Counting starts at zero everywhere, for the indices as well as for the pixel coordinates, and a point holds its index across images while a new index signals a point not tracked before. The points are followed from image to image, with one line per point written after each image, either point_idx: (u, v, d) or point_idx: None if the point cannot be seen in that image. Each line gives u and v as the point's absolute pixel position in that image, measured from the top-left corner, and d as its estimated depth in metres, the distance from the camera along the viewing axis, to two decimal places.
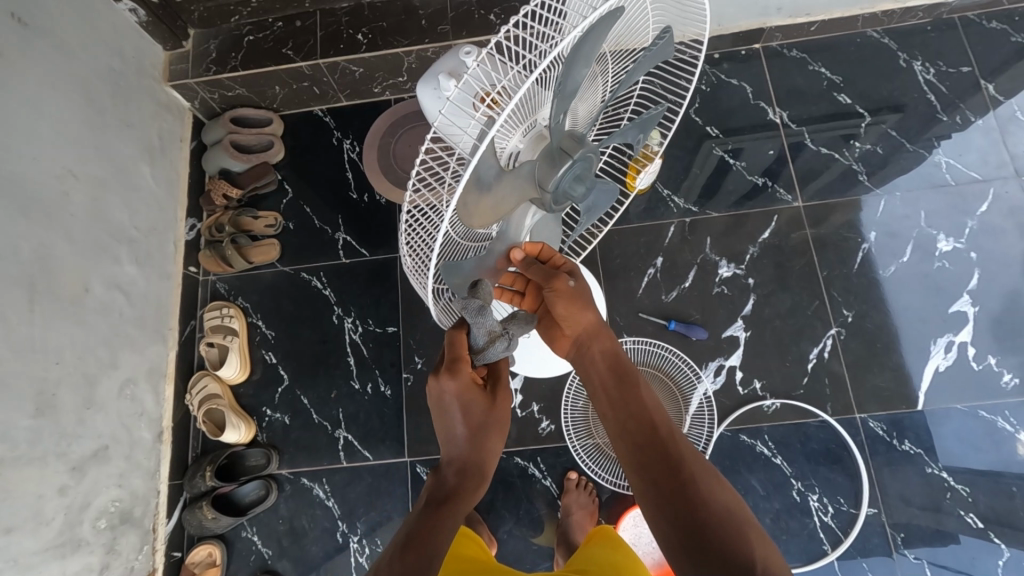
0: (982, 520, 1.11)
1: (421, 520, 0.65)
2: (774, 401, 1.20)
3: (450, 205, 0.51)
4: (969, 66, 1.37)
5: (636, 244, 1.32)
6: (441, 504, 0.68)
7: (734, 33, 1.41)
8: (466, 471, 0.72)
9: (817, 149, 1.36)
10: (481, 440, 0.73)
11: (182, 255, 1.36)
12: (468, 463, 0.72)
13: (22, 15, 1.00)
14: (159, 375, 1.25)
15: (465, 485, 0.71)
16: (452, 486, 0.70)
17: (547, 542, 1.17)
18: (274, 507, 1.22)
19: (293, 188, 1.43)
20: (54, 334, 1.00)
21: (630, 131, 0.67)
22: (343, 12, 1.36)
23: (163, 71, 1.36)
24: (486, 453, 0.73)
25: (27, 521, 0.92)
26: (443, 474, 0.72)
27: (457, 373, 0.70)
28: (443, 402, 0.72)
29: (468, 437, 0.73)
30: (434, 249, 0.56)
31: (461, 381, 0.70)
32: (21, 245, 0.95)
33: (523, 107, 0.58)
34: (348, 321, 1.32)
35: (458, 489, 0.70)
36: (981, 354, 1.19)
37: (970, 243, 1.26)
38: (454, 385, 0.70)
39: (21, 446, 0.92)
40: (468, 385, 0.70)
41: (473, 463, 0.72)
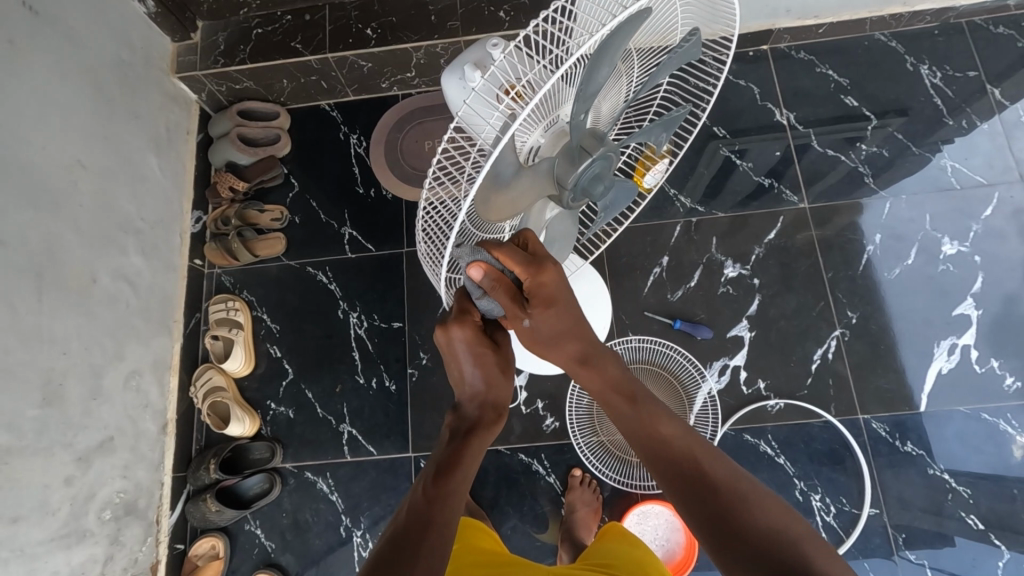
0: (983, 522, 1.12)
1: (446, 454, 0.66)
2: (778, 402, 1.21)
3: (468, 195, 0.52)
4: (976, 71, 1.38)
5: (642, 242, 1.32)
6: (462, 435, 0.68)
7: (743, 34, 1.41)
8: (487, 405, 0.71)
9: (823, 151, 1.36)
10: (495, 379, 0.71)
11: (188, 248, 1.35)
12: (487, 397, 0.71)
13: (33, 3, 0.99)
14: (163, 367, 1.25)
15: (486, 416, 0.70)
16: (472, 418, 0.70)
17: (551, 539, 1.17)
18: (277, 501, 1.22)
19: (299, 182, 1.43)
20: (61, 324, 1.00)
21: (652, 130, 0.68)
22: (352, 6, 1.36)
23: (171, 62, 1.36)
24: (501, 389, 0.71)
25: (33, 511, 0.92)
26: (464, 411, 0.71)
27: (465, 322, 0.68)
28: (453, 348, 0.70)
29: (484, 377, 0.70)
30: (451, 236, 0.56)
31: (470, 328, 0.68)
32: (29, 234, 0.95)
33: (547, 104, 0.57)
34: (354, 316, 1.32)
35: (476, 422, 0.70)
36: (984, 357, 1.20)
37: (975, 247, 1.27)
38: (462, 334, 0.68)
39: (28, 436, 0.92)
40: (476, 332, 0.69)
41: (490, 400, 0.71)
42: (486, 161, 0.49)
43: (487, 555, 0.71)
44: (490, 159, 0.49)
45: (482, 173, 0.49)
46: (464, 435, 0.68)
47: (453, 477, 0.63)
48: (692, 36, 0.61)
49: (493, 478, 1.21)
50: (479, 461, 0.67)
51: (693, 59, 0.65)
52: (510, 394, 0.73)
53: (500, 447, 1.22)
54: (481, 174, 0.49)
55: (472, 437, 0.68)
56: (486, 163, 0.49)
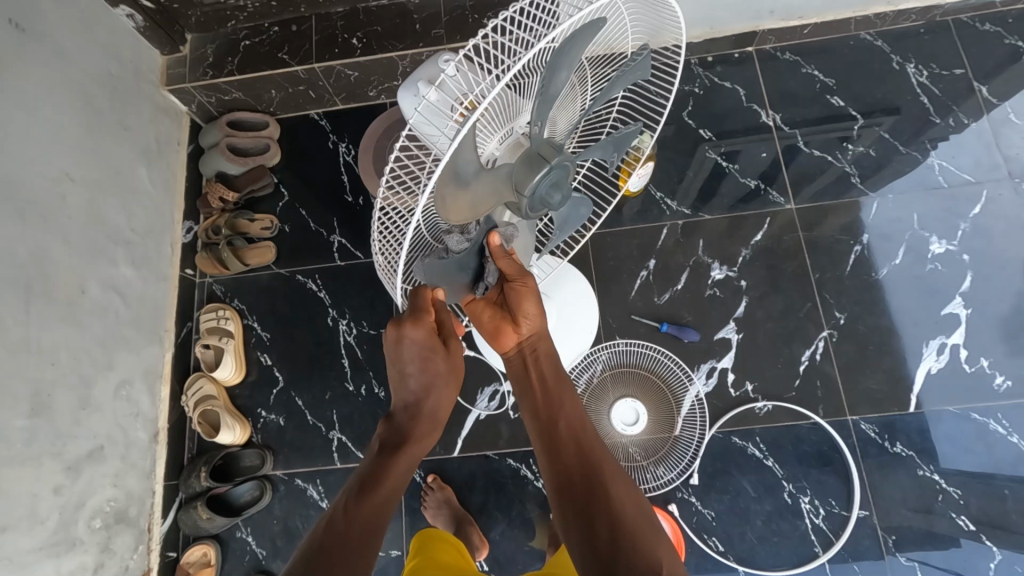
0: (974, 523, 1.11)
1: (372, 466, 0.68)
2: (766, 404, 1.20)
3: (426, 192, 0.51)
4: (963, 69, 1.38)
5: (629, 246, 1.33)
6: (395, 447, 0.70)
7: (728, 36, 1.42)
8: (421, 417, 0.73)
9: (811, 152, 1.36)
10: (432, 391, 0.73)
11: (180, 257, 1.37)
12: (420, 409, 0.73)
13: (20, 21, 1.01)
14: (155, 376, 1.26)
15: (419, 430, 0.72)
16: (403, 432, 0.72)
17: (539, 543, 1.18)
18: (268, 508, 1.23)
19: (289, 191, 1.44)
20: (50, 336, 1.01)
21: (605, 146, 0.68)
22: (339, 16, 1.37)
23: (161, 75, 1.38)
24: (439, 403, 0.74)
25: (22, 520, 0.93)
26: (396, 422, 0.73)
27: (420, 321, 0.68)
28: (401, 348, 0.70)
29: (422, 387, 0.72)
30: (409, 241, 0.56)
31: (424, 332, 0.68)
32: (17, 247, 0.97)
33: (502, 111, 0.59)
34: (343, 323, 1.33)
35: (409, 436, 0.72)
36: (973, 356, 1.19)
37: (963, 246, 1.26)
38: (417, 334, 0.68)
39: (16, 446, 0.93)
40: (431, 333, 0.69)
41: (422, 415, 0.73)
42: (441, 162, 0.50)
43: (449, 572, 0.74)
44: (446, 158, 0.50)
45: (437, 171, 0.50)
46: (394, 449, 0.70)
47: (377, 489, 0.65)
48: (643, 52, 0.62)
49: (481, 483, 1.21)
50: (407, 475, 0.70)
51: (645, 76, 0.66)
52: (449, 407, 0.75)
53: (489, 452, 1.23)
54: (437, 172, 0.50)
55: (399, 453, 0.70)
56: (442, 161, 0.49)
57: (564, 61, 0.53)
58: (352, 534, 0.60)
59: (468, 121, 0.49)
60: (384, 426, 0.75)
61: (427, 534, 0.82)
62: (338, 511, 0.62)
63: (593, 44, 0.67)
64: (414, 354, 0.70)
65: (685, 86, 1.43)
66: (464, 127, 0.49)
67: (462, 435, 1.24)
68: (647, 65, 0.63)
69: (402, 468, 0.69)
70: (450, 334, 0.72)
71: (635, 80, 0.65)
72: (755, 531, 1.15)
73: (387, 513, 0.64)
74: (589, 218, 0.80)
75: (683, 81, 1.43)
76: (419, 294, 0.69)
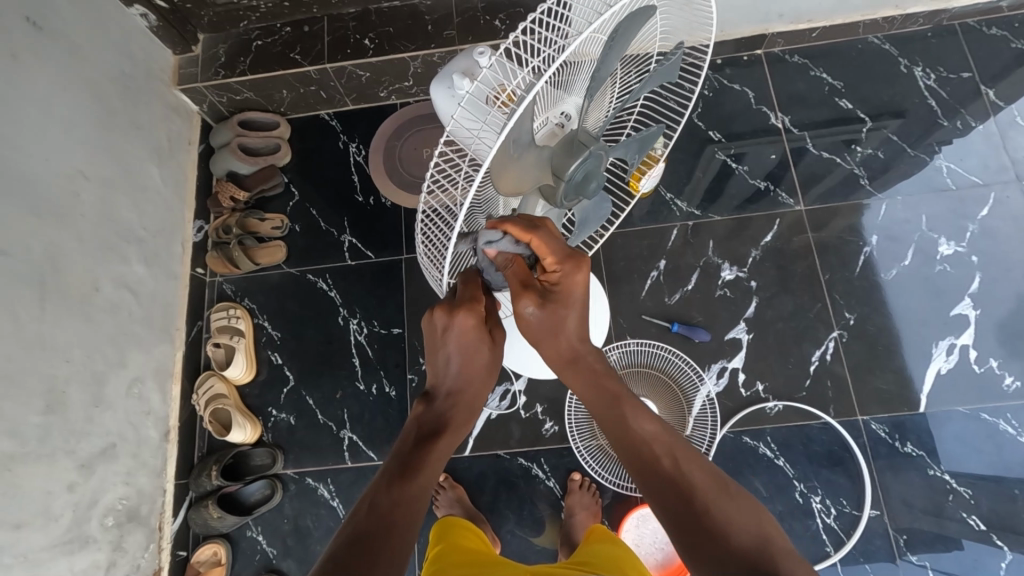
0: (984, 523, 1.12)
1: (413, 449, 0.69)
2: (777, 404, 1.21)
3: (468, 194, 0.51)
4: (969, 72, 1.39)
5: (638, 246, 1.33)
6: (436, 429, 0.71)
7: (737, 39, 1.43)
8: (459, 403, 0.74)
9: (819, 154, 1.37)
10: (471, 381, 0.74)
11: (190, 256, 1.37)
12: (461, 394, 0.74)
13: (36, 18, 1.02)
14: (166, 375, 1.26)
15: (456, 416, 0.73)
16: (442, 417, 0.73)
17: (549, 542, 1.18)
18: (279, 506, 1.23)
19: (299, 191, 1.44)
20: (64, 333, 1.01)
21: (629, 146, 0.69)
22: (351, 17, 1.38)
23: (172, 74, 1.38)
24: (476, 391, 0.75)
25: (36, 517, 0.93)
26: (433, 406, 0.74)
27: (474, 308, 0.69)
28: (447, 337, 0.71)
29: (460, 371, 0.73)
30: (453, 240, 0.56)
31: (475, 318, 0.69)
32: (33, 243, 0.97)
33: (538, 103, 0.60)
34: (354, 322, 1.34)
35: (448, 421, 0.72)
36: (983, 357, 1.20)
37: (972, 247, 1.27)
38: (469, 319, 0.69)
39: (31, 443, 0.93)
40: (481, 320, 0.70)
41: (462, 401, 0.74)
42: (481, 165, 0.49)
43: (473, 554, 0.74)
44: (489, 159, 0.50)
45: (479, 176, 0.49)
46: (431, 436, 0.70)
47: (419, 473, 0.65)
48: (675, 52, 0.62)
49: (492, 482, 1.21)
50: (444, 459, 0.70)
51: (672, 78, 0.67)
52: (485, 398, 0.76)
53: (500, 451, 1.23)
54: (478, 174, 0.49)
55: (438, 440, 0.70)
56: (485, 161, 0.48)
57: (604, 56, 0.54)
58: (399, 517, 0.60)
59: (510, 120, 0.48)
60: (419, 407, 0.75)
61: (448, 521, 0.82)
62: (380, 492, 0.63)
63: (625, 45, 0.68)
64: (455, 342, 0.71)
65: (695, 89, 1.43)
66: (505, 127, 0.48)
67: (473, 434, 1.24)
68: (677, 66, 0.64)
69: (441, 452, 0.69)
70: (493, 322, 0.74)
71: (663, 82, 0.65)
72: None
73: (426, 495, 0.64)
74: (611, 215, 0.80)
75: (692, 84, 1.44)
76: (470, 280, 0.70)
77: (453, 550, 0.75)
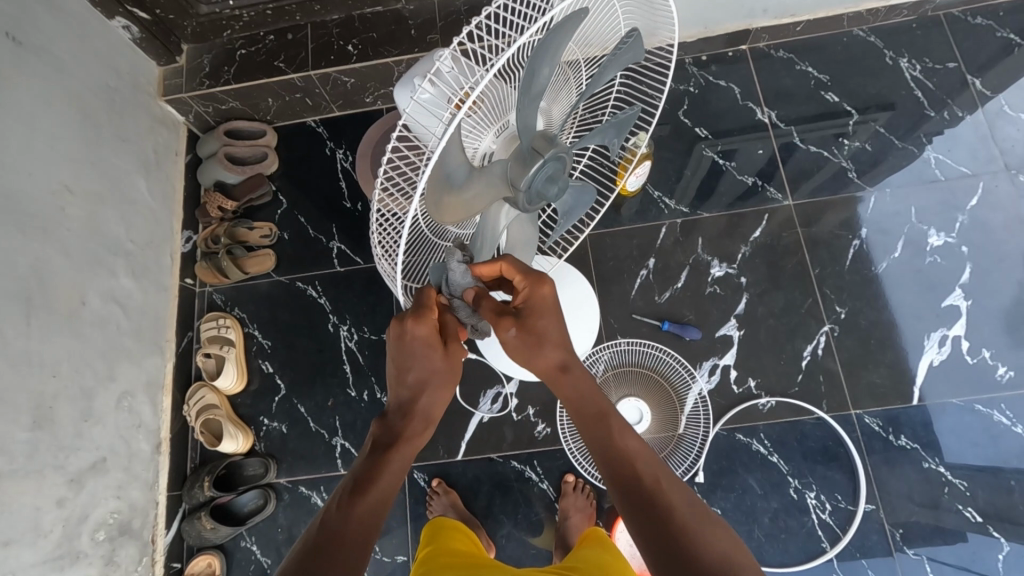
0: (981, 515, 1.11)
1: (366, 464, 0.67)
2: (769, 400, 1.20)
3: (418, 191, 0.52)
4: (956, 62, 1.38)
5: (628, 246, 1.33)
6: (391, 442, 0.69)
7: (722, 35, 1.43)
8: (415, 415, 0.71)
9: (807, 148, 1.37)
10: (426, 390, 0.71)
11: (179, 267, 1.37)
12: (414, 406, 0.71)
13: (17, 34, 1.02)
14: (156, 387, 1.26)
15: (412, 428, 0.71)
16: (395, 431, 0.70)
17: (545, 544, 1.17)
18: (272, 516, 1.22)
19: (287, 199, 1.44)
20: (51, 348, 1.01)
21: (604, 133, 0.69)
22: (334, 24, 1.38)
23: (157, 86, 1.38)
24: (434, 402, 0.72)
25: (25, 533, 0.93)
26: (388, 420, 0.72)
27: (424, 319, 0.68)
28: (403, 345, 0.69)
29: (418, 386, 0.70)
30: (404, 243, 0.57)
31: (428, 329, 0.68)
32: (17, 259, 0.97)
33: (496, 105, 0.60)
34: (344, 329, 1.33)
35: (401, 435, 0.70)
36: (975, 348, 1.19)
37: (962, 238, 1.26)
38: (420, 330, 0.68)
39: (19, 459, 0.93)
40: (432, 330, 0.68)
41: (418, 415, 0.71)
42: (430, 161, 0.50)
43: (460, 556, 0.74)
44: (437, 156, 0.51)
45: (428, 169, 0.51)
46: (386, 449, 0.69)
47: (368, 490, 0.64)
48: (631, 35, 0.62)
49: (486, 486, 1.21)
50: (403, 472, 0.69)
51: (637, 60, 0.68)
52: (444, 407, 0.73)
53: (493, 455, 1.22)
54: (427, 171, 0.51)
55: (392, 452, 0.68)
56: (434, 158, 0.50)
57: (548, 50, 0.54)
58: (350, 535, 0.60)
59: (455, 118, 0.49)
60: (377, 420, 0.73)
61: (442, 522, 0.83)
62: (332, 512, 0.63)
63: (585, 35, 0.68)
64: (412, 352, 0.69)
65: (681, 86, 1.43)
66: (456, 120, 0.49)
67: (465, 439, 1.23)
68: (639, 47, 0.65)
69: (396, 467, 0.68)
70: (451, 334, 0.70)
71: (629, 63, 0.66)
72: (762, 529, 1.14)
73: (381, 513, 0.64)
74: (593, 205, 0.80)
75: (677, 81, 1.44)
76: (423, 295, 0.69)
77: (444, 548, 0.76)
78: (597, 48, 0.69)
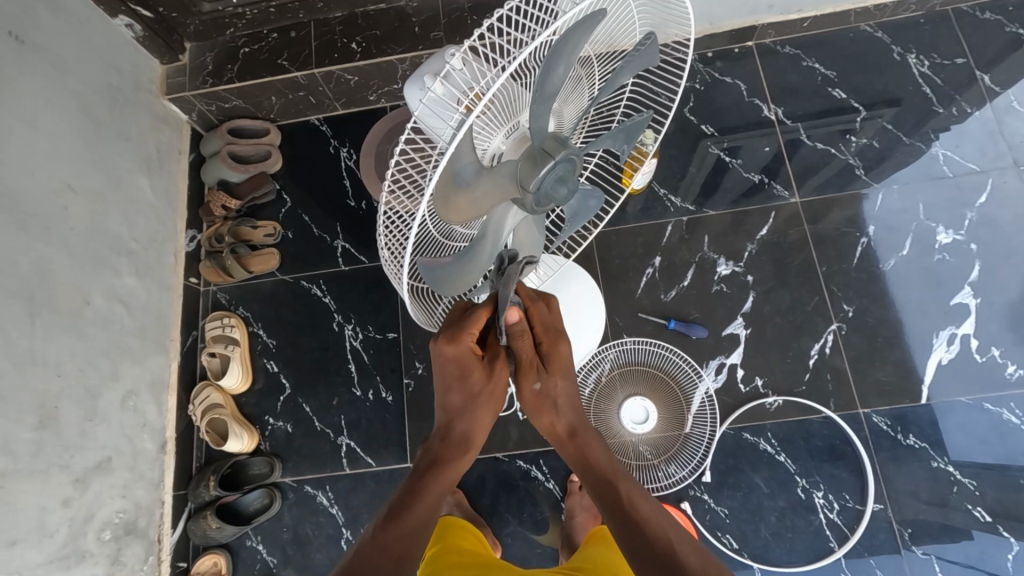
0: (990, 514, 1.10)
1: (407, 488, 0.70)
2: (776, 399, 1.19)
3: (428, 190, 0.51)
4: (964, 58, 1.37)
5: (633, 244, 1.32)
6: (429, 468, 0.71)
7: (727, 31, 1.42)
8: (454, 443, 0.72)
9: (814, 145, 1.36)
10: (462, 415, 0.72)
11: (183, 266, 1.36)
12: (452, 432, 0.72)
13: (19, 33, 1.01)
14: (161, 386, 1.25)
15: (451, 455, 0.71)
16: (433, 456, 0.72)
17: (550, 543, 1.17)
18: (278, 515, 1.22)
19: (291, 197, 1.44)
20: (55, 348, 1.01)
21: (616, 136, 0.68)
22: (337, 21, 1.37)
23: (160, 84, 1.38)
24: (472, 428, 0.72)
25: (31, 533, 0.93)
26: (430, 445, 0.74)
27: (459, 342, 0.68)
28: (440, 364, 0.70)
29: (456, 410, 0.72)
30: (411, 244, 0.57)
31: (463, 352, 0.69)
32: (20, 259, 0.96)
33: (506, 105, 0.60)
34: (349, 328, 1.33)
35: (440, 459, 0.71)
36: (984, 346, 1.18)
37: (970, 235, 1.25)
38: (453, 352, 0.68)
39: (24, 459, 0.93)
40: (467, 352, 0.69)
41: (455, 443, 0.72)
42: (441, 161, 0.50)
43: (466, 556, 0.74)
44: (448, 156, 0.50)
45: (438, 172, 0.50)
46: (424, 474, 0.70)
47: (403, 515, 0.66)
48: (649, 37, 0.62)
49: (492, 485, 1.21)
50: (441, 498, 0.70)
51: (652, 63, 0.66)
52: (485, 432, 0.73)
53: (499, 454, 1.22)
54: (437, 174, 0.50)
55: (433, 478, 0.70)
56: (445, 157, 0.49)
57: (559, 53, 0.53)
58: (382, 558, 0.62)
59: (467, 119, 0.49)
60: (424, 444, 0.75)
61: (449, 520, 0.83)
62: (367, 539, 0.64)
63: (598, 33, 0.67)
64: (453, 370, 0.70)
65: (686, 83, 1.42)
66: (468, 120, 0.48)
67: None
68: (654, 50, 0.63)
69: (435, 494, 0.69)
70: (497, 355, 0.70)
71: (642, 67, 0.64)
72: (769, 528, 1.14)
73: (418, 538, 0.65)
74: (600, 209, 0.80)
75: (683, 78, 1.43)
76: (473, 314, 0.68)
77: (451, 548, 0.76)
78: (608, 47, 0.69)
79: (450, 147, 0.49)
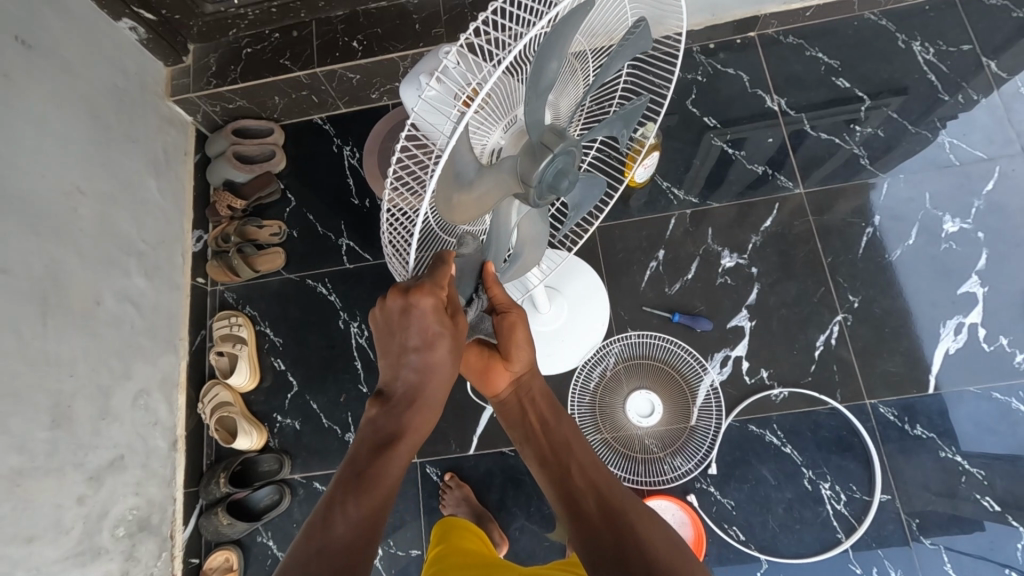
0: (1000, 504, 1.10)
1: (370, 457, 0.63)
2: (783, 390, 1.19)
3: (431, 185, 0.52)
4: (970, 44, 1.36)
5: (637, 238, 1.32)
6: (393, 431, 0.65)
7: (729, 22, 1.41)
8: (416, 398, 0.66)
9: (818, 136, 1.35)
10: (433, 368, 0.64)
11: (191, 266, 1.38)
12: (419, 389, 0.65)
13: (25, 37, 1.02)
14: (171, 385, 1.27)
15: (416, 414, 0.66)
16: (398, 416, 0.66)
17: (559, 537, 1.17)
18: (288, 511, 1.23)
19: (295, 196, 1.45)
20: (68, 348, 1.02)
21: (614, 122, 0.68)
22: (338, 20, 1.37)
23: (165, 86, 1.39)
24: (436, 390, 0.66)
25: (47, 529, 0.95)
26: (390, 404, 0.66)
27: (431, 291, 0.59)
28: (404, 317, 0.61)
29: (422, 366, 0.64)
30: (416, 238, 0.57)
31: (433, 303, 0.59)
32: (32, 261, 0.98)
33: (503, 101, 0.60)
34: (355, 325, 1.34)
35: (405, 420, 0.65)
36: (991, 335, 1.18)
37: (978, 224, 1.24)
38: (426, 305, 0.59)
39: (39, 457, 0.94)
40: (440, 308, 0.60)
41: (421, 400, 0.66)
42: (443, 156, 0.50)
43: (470, 557, 0.74)
44: (448, 152, 0.51)
45: (441, 164, 0.51)
46: (388, 442, 0.64)
47: (373, 489, 0.61)
48: (639, 24, 0.63)
49: (499, 478, 1.22)
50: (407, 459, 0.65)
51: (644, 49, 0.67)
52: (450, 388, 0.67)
53: (505, 448, 1.23)
54: (437, 170, 0.51)
55: (397, 447, 0.64)
56: (445, 151, 0.50)
57: (551, 47, 0.53)
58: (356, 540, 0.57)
59: (466, 116, 0.49)
60: (376, 403, 0.68)
61: (450, 522, 0.83)
62: (334, 515, 0.59)
63: (594, 29, 0.67)
64: (418, 327, 0.61)
65: (689, 75, 1.42)
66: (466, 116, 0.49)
67: (477, 432, 1.24)
68: (645, 36, 0.65)
69: (401, 459, 0.64)
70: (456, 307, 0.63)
71: (635, 54, 0.66)
72: (776, 519, 1.14)
73: (387, 507, 0.61)
74: (602, 197, 0.80)
75: (685, 69, 1.42)
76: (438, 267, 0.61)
77: (453, 549, 0.77)
78: (603, 39, 0.69)
79: (449, 143, 0.50)
